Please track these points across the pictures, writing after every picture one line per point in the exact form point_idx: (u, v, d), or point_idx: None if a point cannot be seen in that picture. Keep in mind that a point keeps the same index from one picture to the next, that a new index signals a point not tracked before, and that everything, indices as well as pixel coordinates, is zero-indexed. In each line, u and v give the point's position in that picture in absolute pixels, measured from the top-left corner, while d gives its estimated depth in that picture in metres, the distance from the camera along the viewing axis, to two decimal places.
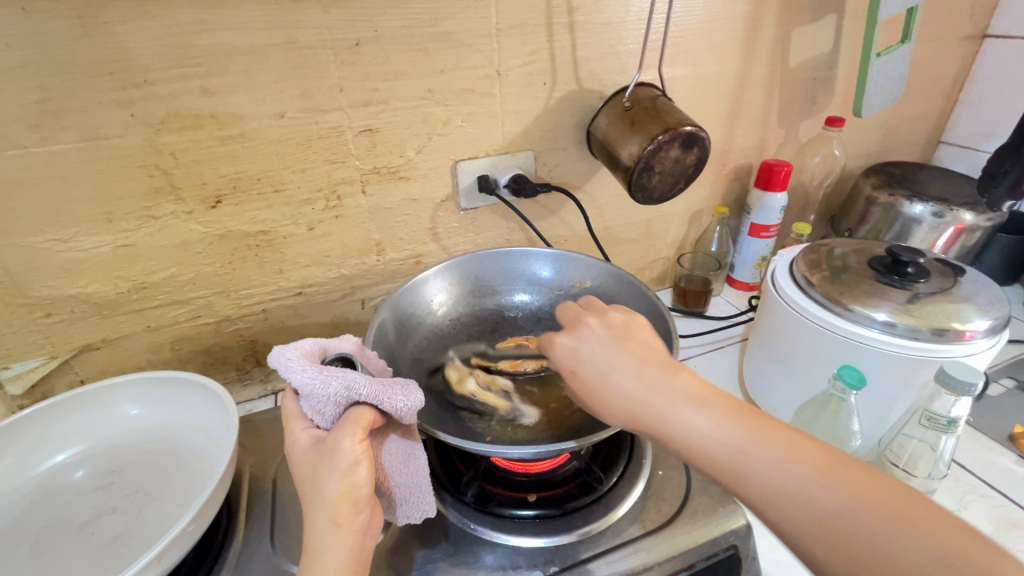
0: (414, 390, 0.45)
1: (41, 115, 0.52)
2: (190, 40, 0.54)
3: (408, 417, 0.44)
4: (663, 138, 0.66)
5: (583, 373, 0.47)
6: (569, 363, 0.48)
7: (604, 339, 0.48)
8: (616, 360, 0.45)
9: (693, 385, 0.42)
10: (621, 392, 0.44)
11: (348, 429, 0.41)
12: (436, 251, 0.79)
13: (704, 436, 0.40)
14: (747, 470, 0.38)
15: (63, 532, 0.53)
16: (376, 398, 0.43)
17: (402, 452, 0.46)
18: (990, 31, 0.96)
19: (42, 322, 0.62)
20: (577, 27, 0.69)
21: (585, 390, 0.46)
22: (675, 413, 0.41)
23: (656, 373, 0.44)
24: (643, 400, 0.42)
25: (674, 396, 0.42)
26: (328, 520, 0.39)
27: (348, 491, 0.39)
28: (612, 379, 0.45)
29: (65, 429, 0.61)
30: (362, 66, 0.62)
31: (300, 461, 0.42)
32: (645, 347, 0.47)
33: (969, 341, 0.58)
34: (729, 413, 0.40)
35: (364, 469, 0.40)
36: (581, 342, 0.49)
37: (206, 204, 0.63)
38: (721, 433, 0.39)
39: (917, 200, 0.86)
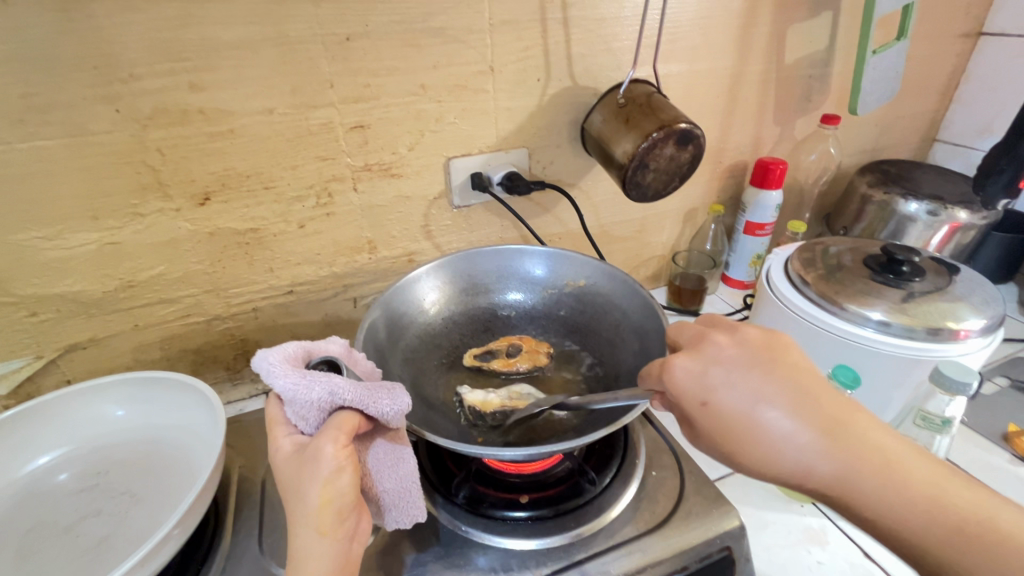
0: (401, 394, 0.44)
1: (24, 110, 0.51)
2: (176, 34, 0.53)
3: (394, 421, 0.44)
4: (658, 135, 0.66)
5: (722, 407, 0.41)
6: (698, 394, 0.42)
7: (751, 374, 0.41)
8: (766, 395, 0.41)
9: (856, 429, 0.40)
10: (777, 435, 0.40)
11: (330, 434, 0.40)
12: (429, 249, 0.78)
13: (874, 489, 0.39)
14: (926, 528, 0.38)
15: (48, 536, 0.52)
16: (361, 403, 0.42)
17: (391, 456, 0.45)
18: (985, 29, 0.96)
19: (28, 321, 0.61)
20: (571, 22, 0.69)
21: (723, 428, 0.42)
22: (845, 469, 0.39)
23: (818, 416, 0.40)
24: (807, 450, 0.39)
25: (845, 446, 0.39)
26: (311, 528, 0.39)
27: (331, 499, 0.39)
28: (764, 421, 0.40)
29: (50, 430, 0.60)
30: (353, 62, 0.61)
31: (283, 468, 0.42)
32: (797, 382, 0.41)
33: (964, 340, 0.58)
34: (897, 463, 0.39)
35: (347, 476, 0.40)
36: (721, 370, 0.42)
37: (195, 201, 0.62)
38: (889, 487, 0.38)
39: (912, 199, 0.86)
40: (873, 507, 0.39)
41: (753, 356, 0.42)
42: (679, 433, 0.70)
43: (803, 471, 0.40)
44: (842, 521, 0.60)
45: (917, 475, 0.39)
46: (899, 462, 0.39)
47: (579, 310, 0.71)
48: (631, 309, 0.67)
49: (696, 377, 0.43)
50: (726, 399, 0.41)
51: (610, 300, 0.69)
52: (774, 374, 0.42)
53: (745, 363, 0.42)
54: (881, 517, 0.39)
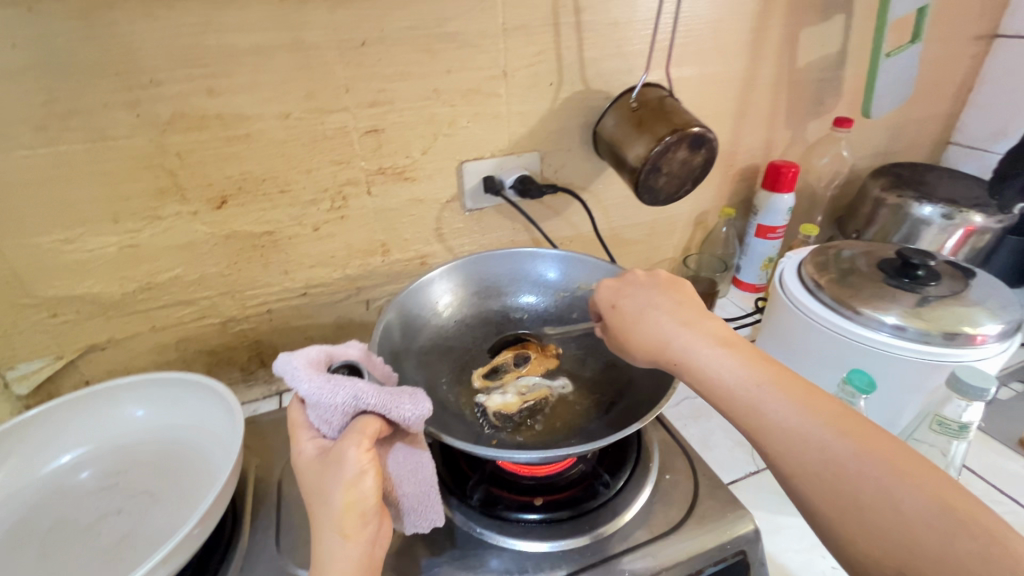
0: (422, 399, 0.45)
1: (47, 115, 0.52)
2: (195, 40, 0.54)
3: (416, 426, 0.44)
4: (671, 139, 0.66)
5: (624, 310, 0.53)
6: (611, 300, 0.55)
7: (648, 291, 0.54)
8: (654, 304, 0.52)
9: (715, 331, 0.48)
10: (656, 329, 0.50)
11: (354, 439, 0.41)
12: (441, 252, 0.79)
13: (715, 369, 0.45)
14: (754, 404, 0.42)
15: (69, 534, 0.53)
16: (384, 407, 0.42)
17: (411, 461, 0.46)
18: (999, 31, 0.95)
19: (48, 322, 0.62)
20: (583, 27, 0.69)
21: (621, 325, 0.53)
22: (699, 352, 0.46)
23: (684, 318, 0.50)
24: (670, 334, 0.49)
25: (702, 336, 0.48)
26: (334, 532, 0.39)
27: (354, 502, 0.40)
28: (643, 318, 0.51)
29: (71, 430, 0.61)
30: (368, 67, 0.61)
31: (306, 472, 0.42)
32: (680, 300, 0.52)
33: (981, 345, 0.58)
34: (748, 359, 0.45)
35: (370, 479, 0.40)
36: (626, 284, 0.56)
37: (211, 204, 0.62)
38: (730, 369, 0.44)
39: (926, 202, 0.86)
40: (714, 381, 0.45)
41: (652, 282, 0.55)
42: (691, 437, 0.70)
43: (664, 349, 0.48)
44: None
45: (752, 365, 0.44)
46: (746, 354, 0.46)
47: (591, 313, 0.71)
48: None
49: (612, 290, 0.56)
50: (626, 304, 0.53)
51: None
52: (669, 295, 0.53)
53: (647, 285, 0.54)
54: (720, 391, 0.44)
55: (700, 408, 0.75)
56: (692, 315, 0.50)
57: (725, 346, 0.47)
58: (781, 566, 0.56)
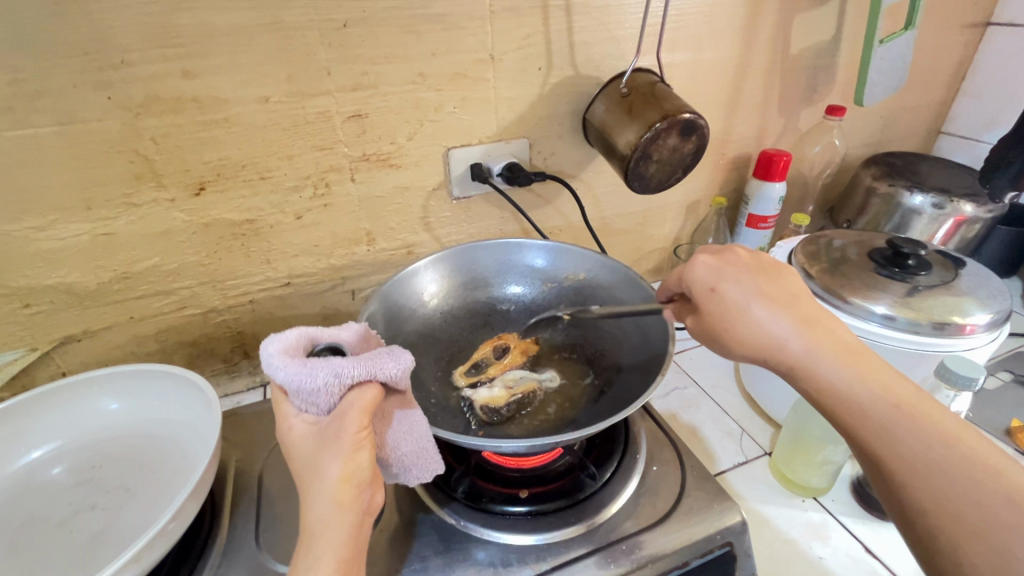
0: (401, 352, 0.44)
1: (13, 97, 0.50)
2: (169, 19, 0.52)
3: (403, 381, 0.43)
4: (662, 125, 0.65)
5: (726, 297, 0.45)
6: (708, 283, 0.46)
7: (753, 277, 0.45)
8: (763, 294, 0.44)
9: (838, 333, 0.43)
10: (766, 326, 0.44)
11: (353, 416, 0.40)
12: (428, 241, 0.77)
13: (847, 385, 0.41)
14: (888, 430, 0.39)
15: (42, 530, 0.52)
16: (368, 373, 0.41)
17: (406, 425, 0.45)
18: (993, 19, 0.94)
19: (21, 313, 0.60)
20: (573, 9, 0.67)
21: (721, 316, 0.45)
22: (825, 361, 0.42)
23: (803, 315, 0.44)
24: (781, 333, 0.43)
25: (829, 343, 0.42)
26: (328, 500, 0.39)
27: (351, 474, 0.40)
28: (750, 311, 0.44)
29: (43, 425, 0.59)
30: (351, 49, 0.60)
31: (297, 446, 0.42)
32: (792, 290, 0.45)
33: (970, 335, 0.57)
34: (881, 374, 0.41)
35: (367, 453, 0.40)
36: (729, 269, 0.46)
37: (189, 191, 0.61)
38: (861, 386, 0.40)
39: (917, 191, 0.85)
40: (839, 396, 0.41)
41: (752, 266, 0.46)
42: (680, 427, 0.70)
43: (780, 352, 0.43)
44: (843, 516, 0.60)
45: (889, 384, 0.40)
46: (877, 367, 0.41)
47: (579, 303, 0.70)
48: (632, 302, 0.66)
49: (710, 269, 0.47)
50: (729, 289, 0.45)
51: (610, 293, 0.68)
52: (774, 283, 0.46)
53: (751, 269, 0.46)
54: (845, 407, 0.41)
55: (689, 398, 0.74)
56: (810, 311, 0.44)
57: (854, 357, 0.42)
58: (769, 556, 0.56)
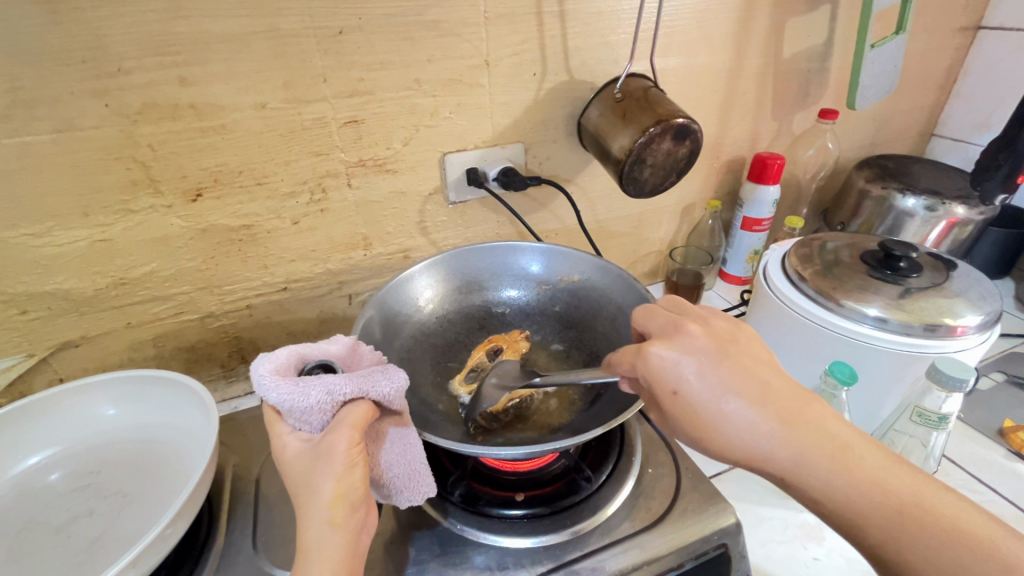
0: (395, 371, 0.44)
1: (11, 105, 0.50)
2: (165, 27, 0.52)
3: (396, 400, 0.44)
4: (655, 130, 0.65)
5: (691, 399, 0.42)
6: (669, 383, 0.43)
7: (713, 368, 0.43)
8: (729, 385, 0.42)
9: (815, 422, 0.42)
10: (733, 424, 0.42)
11: (344, 434, 0.40)
12: (425, 246, 0.78)
13: (839, 486, 0.40)
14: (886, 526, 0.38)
15: (39, 536, 0.52)
16: (360, 391, 0.42)
17: (399, 442, 0.46)
18: (983, 23, 0.95)
19: (19, 319, 0.60)
20: (567, 15, 0.68)
21: (689, 417, 0.43)
22: (811, 463, 0.40)
23: (773, 408, 0.42)
24: (749, 429, 0.41)
25: (807, 439, 0.41)
26: (322, 521, 0.39)
27: (344, 493, 0.40)
28: (719, 411, 0.42)
29: (40, 431, 0.59)
30: (346, 55, 0.60)
31: (292, 465, 0.42)
32: (757, 380, 0.43)
33: (961, 336, 0.58)
34: (870, 466, 0.40)
35: (359, 471, 0.40)
36: (688, 362, 0.43)
37: (186, 197, 0.61)
38: (852, 485, 0.39)
39: (910, 194, 0.86)
40: (832, 497, 0.40)
41: (711, 352, 0.43)
42: None
43: (762, 456, 0.41)
44: None
45: (880, 479, 0.39)
46: (868, 462, 0.40)
47: (573, 305, 0.71)
48: (627, 304, 0.66)
49: (670, 368, 0.43)
50: (694, 389, 0.42)
51: (604, 295, 0.69)
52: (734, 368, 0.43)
53: (711, 358, 0.43)
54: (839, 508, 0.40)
55: None
56: (780, 404, 0.42)
57: (839, 452, 0.40)
58: (764, 557, 0.56)
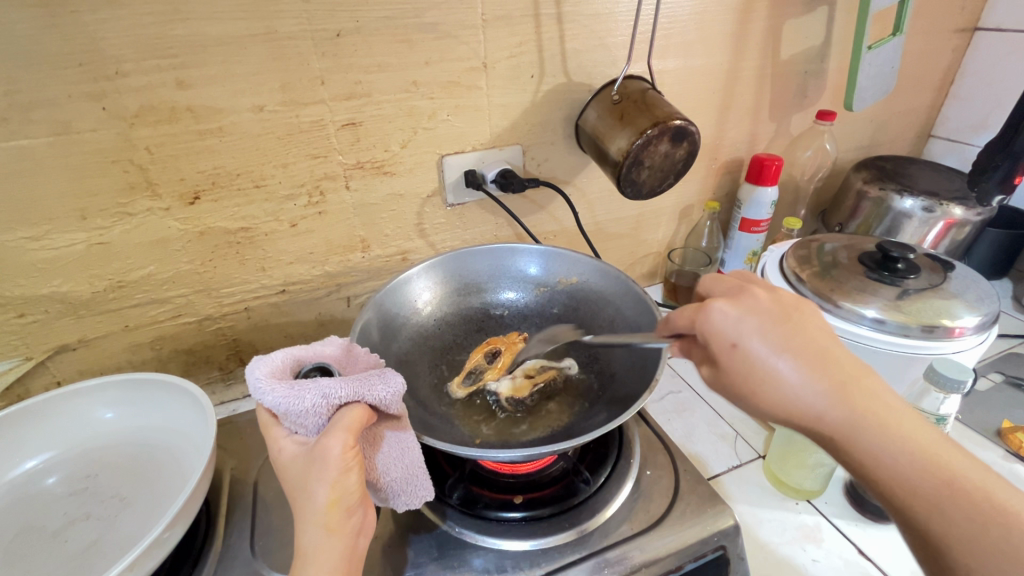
0: (392, 375, 0.45)
1: (8, 108, 0.50)
2: (163, 30, 0.52)
3: (393, 404, 0.44)
4: (653, 132, 0.65)
5: (750, 354, 0.41)
6: (730, 337, 0.42)
7: (777, 328, 0.41)
8: (789, 347, 0.41)
9: (874, 392, 0.40)
10: (790, 386, 0.40)
11: (337, 438, 0.40)
12: (423, 248, 0.78)
13: (886, 451, 0.39)
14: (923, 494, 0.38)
15: (36, 541, 0.52)
16: (356, 395, 0.42)
17: (397, 445, 0.46)
18: (981, 24, 0.96)
19: (16, 322, 0.60)
20: (565, 18, 0.68)
21: (744, 374, 0.42)
22: (865, 427, 0.39)
23: (835, 372, 0.40)
24: (806, 395, 0.40)
25: (864, 406, 0.39)
26: (318, 525, 0.39)
27: (338, 499, 0.40)
28: (778, 368, 0.40)
29: (37, 435, 0.59)
30: (344, 57, 0.60)
31: (287, 468, 0.42)
32: (822, 343, 0.41)
33: (959, 338, 0.58)
34: (921, 438, 0.39)
35: (354, 475, 0.40)
36: (752, 321, 0.41)
37: (184, 200, 0.61)
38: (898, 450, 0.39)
39: (907, 195, 0.86)
40: (881, 467, 0.39)
41: (775, 314, 0.42)
42: (674, 431, 0.70)
43: (814, 415, 0.40)
44: (836, 519, 0.60)
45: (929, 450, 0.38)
46: (922, 437, 0.39)
47: (572, 307, 0.71)
48: (625, 306, 0.66)
49: (731, 322, 0.42)
50: (754, 345, 0.41)
51: (602, 297, 0.69)
52: (799, 333, 0.41)
53: (775, 318, 0.42)
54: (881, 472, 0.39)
55: (684, 402, 0.75)
56: (842, 367, 0.40)
57: (893, 421, 0.39)
58: (763, 559, 0.56)
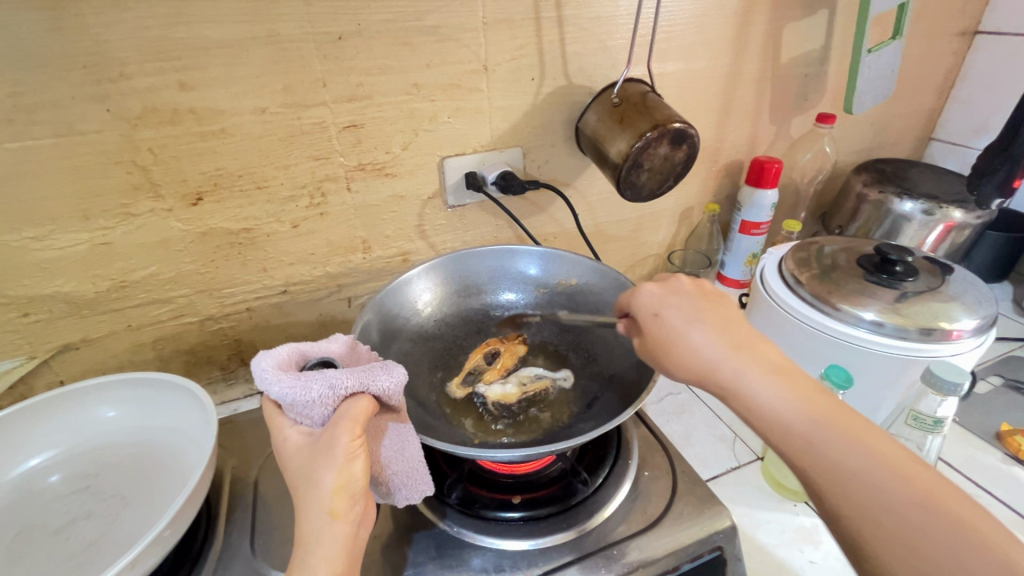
0: (395, 366, 0.45)
1: (13, 110, 0.51)
2: (166, 33, 0.53)
3: (396, 395, 0.44)
4: (652, 135, 0.66)
5: (667, 321, 0.47)
6: (652, 307, 0.49)
7: (694, 303, 0.47)
8: (701, 318, 0.46)
9: (769, 356, 0.44)
10: (698, 349, 0.45)
11: (345, 426, 0.40)
12: (424, 249, 0.78)
13: (775, 403, 0.41)
14: (814, 446, 0.39)
15: (38, 538, 0.52)
16: (361, 385, 0.42)
17: (397, 439, 0.46)
18: (981, 27, 0.96)
19: (20, 322, 0.61)
20: (565, 21, 0.68)
21: (660, 338, 0.47)
22: (755, 381, 0.42)
23: (736, 338, 0.45)
24: (713, 356, 0.44)
25: (756, 363, 0.43)
26: (323, 511, 0.39)
27: (345, 484, 0.39)
28: (687, 333, 0.46)
29: (40, 434, 0.59)
30: (345, 60, 0.60)
31: (292, 458, 0.42)
32: (727, 317, 0.47)
33: (956, 340, 0.58)
34: (810, 394, 0.41)
35: (360, 463, 0.40)
36: (672, 296, 0.48)
37: (186, 201, 0.61)
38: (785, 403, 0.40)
39: (907, 198, 0.86)
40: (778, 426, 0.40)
41: (694, 294, 0.49)
42: (673, 433, 0.70)
43: (715, 374, 0.43)
44: None
45: (818, 404, 0.40)
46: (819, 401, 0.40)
47: (572, 309, 0.71)
48: None
49: (654, 296, 0.49)
50: (671, 313, 0.47)
51: (602, 298, 0.69)
52: (714, 309, 0.47)
53: (692, 296, 0.48)
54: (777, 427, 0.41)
55: (683, 404, 0.75)
56: (742, 334, 0.45)
57: (785, 376, 0.42)
58: (761, 562, 0.56)
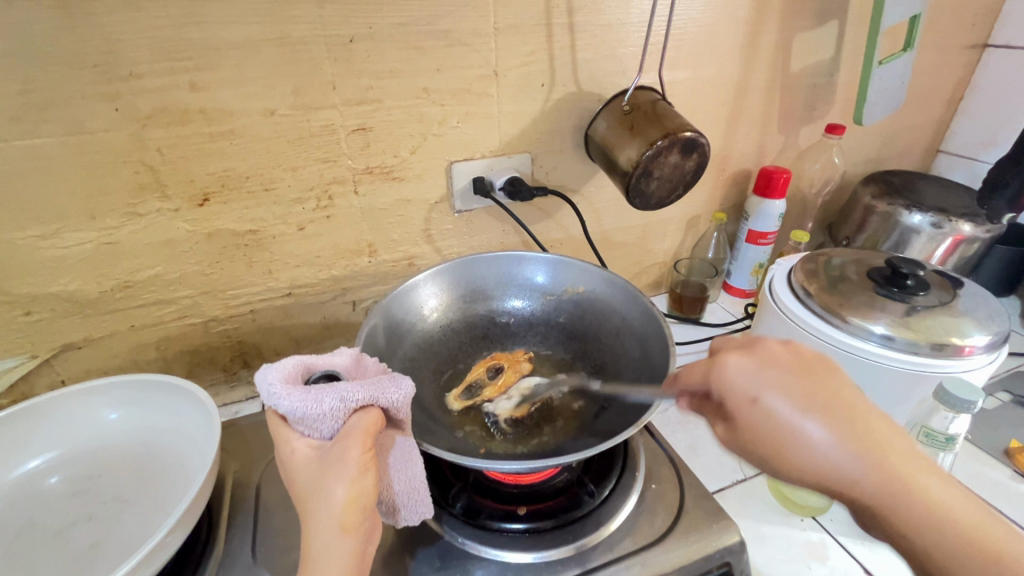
0: (403, 379, 0.45)
1: (22, 107, 0.51)
2: (179, 32, 0.52)
3: (404, 408, 0.44)
4: (662, 143, 0.65)
5: (771, 412, 0.39)
6: (750, 392, 0.39)
7: (802, 387, 0.39)
8: (816, 410, 0.38)
9: (898, 451, 0.38)
10: (820, 451, 0.38)
11: (356, 438, 0.40)
12: (429, 253, 0.78)
13: (917, 513, 0.38)
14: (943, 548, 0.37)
15: (37, 541, 0.51)
16: (371, 398, 0.42)
17: (402, 458, 0.46)
18: (991, 40, 0.96)
19: (22, 321, 0.60)
20: (577, 27, 0.68)
21: (766, 432, 0.39)
22: (889, 490, 0.37)
23: (864, 433, 0.38)
24: (836, 457, 0.37)
25: (893, 467, 0.37)
26: (333, 526, 0.38)
27: (355, 498, 0.39)
28: (802, 428, 0.38)
29: (40, 435, 0.59)
30: (356, 63, 0.60)
31: (301, 470, 0.41)
32: (847, 402, 0.38)
33: (968, 356, 0.57)
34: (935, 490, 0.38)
35: (371, 476, 0.40)
36: (773, 377, 0.39)
37: (194, 201, 0.61)
38: (927, 513, 0.38)
39: (916, 210, 0.86)
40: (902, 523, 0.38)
41: (793, 366, 0.40)
42: (679, 443, 0.69)
43: (840, 478, 0.38)
44: (842, 536, 0.59)
45: (963, 515, 0.37)
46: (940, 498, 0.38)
47: (578, 317, 0.70)
48: (633, 317, 0.66)
49: (748, 374, 0.40)
50: (777, 403, 0.38)
51: (610, 308, 0.69)
52: (827, 389, 0.39)
53: (792, 372, 0.39)
54: (911, 530, 0.38)
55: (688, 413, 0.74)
56: (870, 426, 0.38)
57: (911, 477, 0.38)
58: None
